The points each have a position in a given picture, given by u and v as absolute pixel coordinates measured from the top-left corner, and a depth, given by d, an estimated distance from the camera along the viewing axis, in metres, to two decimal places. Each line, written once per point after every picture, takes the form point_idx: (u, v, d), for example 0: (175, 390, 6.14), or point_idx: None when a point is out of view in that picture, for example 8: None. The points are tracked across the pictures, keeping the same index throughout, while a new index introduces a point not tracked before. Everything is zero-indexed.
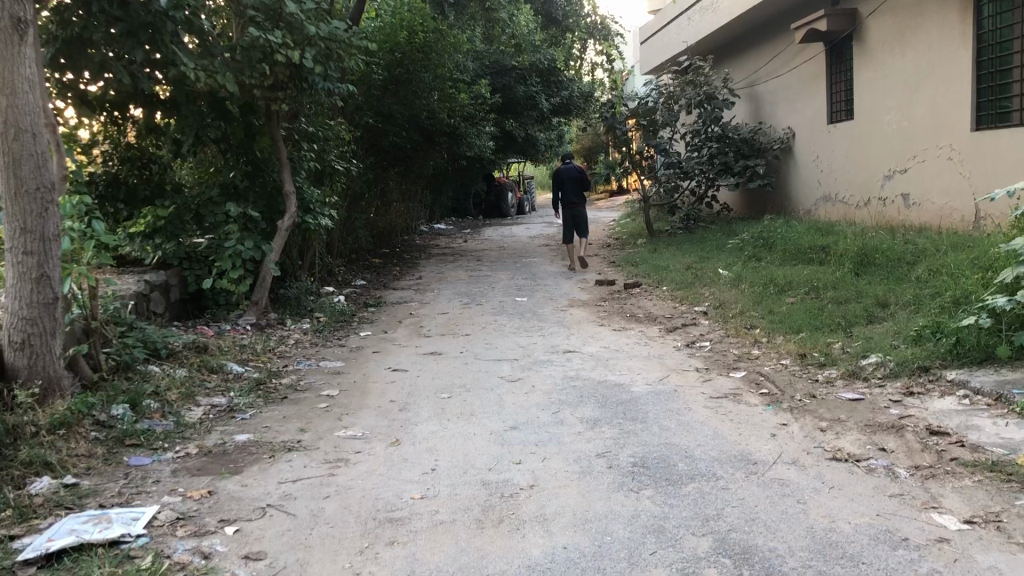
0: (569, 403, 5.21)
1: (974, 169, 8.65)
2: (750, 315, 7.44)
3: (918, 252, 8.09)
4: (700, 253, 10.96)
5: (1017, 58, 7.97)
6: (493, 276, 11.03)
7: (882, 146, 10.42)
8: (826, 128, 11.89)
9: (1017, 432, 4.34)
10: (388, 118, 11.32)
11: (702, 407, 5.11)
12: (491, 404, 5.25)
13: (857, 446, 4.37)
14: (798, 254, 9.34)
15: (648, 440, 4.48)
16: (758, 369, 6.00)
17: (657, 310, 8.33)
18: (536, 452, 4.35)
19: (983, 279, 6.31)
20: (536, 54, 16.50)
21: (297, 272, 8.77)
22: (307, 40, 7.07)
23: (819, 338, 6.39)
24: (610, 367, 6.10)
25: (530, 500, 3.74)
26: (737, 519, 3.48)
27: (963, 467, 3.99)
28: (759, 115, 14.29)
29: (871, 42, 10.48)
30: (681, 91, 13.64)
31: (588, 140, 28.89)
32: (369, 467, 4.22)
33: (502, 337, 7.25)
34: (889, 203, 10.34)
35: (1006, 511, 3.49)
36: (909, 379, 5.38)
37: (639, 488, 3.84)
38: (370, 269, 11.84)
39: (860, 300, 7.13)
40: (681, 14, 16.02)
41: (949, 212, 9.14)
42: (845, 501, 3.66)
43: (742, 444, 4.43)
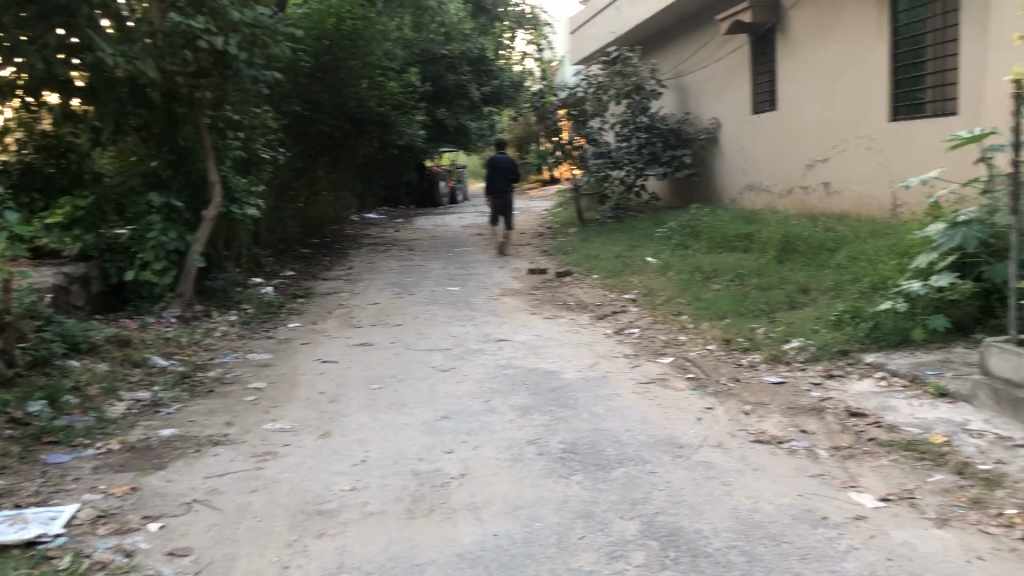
0: (501, 392, 5.23)
1: (891, 158, 8.91)
2: (678, 301, 7.58)
3: (839, 238, 8.32)
4: (631, 242, 11.08)
5: (930, 50, 8.26)
6: (425, 266, 10.99)
7: (803, 137, 10.68)
8: (750, 118, 12.14)
9: (932, 412, 4.52)
10: (316, 106, 11.19)
11: (630, 392, 5.18)
12: (423, 394, 5.24)
13: (779, 428, 4.49)
14: (724, 242, 9.51)
15: (578, 426, 4.54)
16: (685, 355, 6.11)
17: (588, 298, 8.42)
18: (467, 441, 4.36)
19: (899, 265, 6.54)
20: (466, 43, 16.47)
21: (223, 263, 8.57)
22: (230, 26, 6.93)
23: (744, 324, 6.55)
24: (541, 355, 6.14)
25: (460, 489, 3.75)
26: (663, 502, 3.55)
27: (879, 447, 4.13)
28: (684, 105, 14.55)
29: (793, 34, 10.73)
30: (610, 81, 13.73)
31: (520, 130, 28.97)
32: (297, 459, 4.17)
33: (434, 326, 7.24)
34: (811, 191, 10.61)
35: (919, 488, 3.63)
36: (829, 362, 5.54)
37: (570, 474, 3.88)
38: (299, 260, 11.68)
39: (783, 286, 7.32)
40: (609, 4, 16.13)
41: (868, 200, 9.40)
42: (767, 481, 3.76)
43: (668, 428, 4.51)
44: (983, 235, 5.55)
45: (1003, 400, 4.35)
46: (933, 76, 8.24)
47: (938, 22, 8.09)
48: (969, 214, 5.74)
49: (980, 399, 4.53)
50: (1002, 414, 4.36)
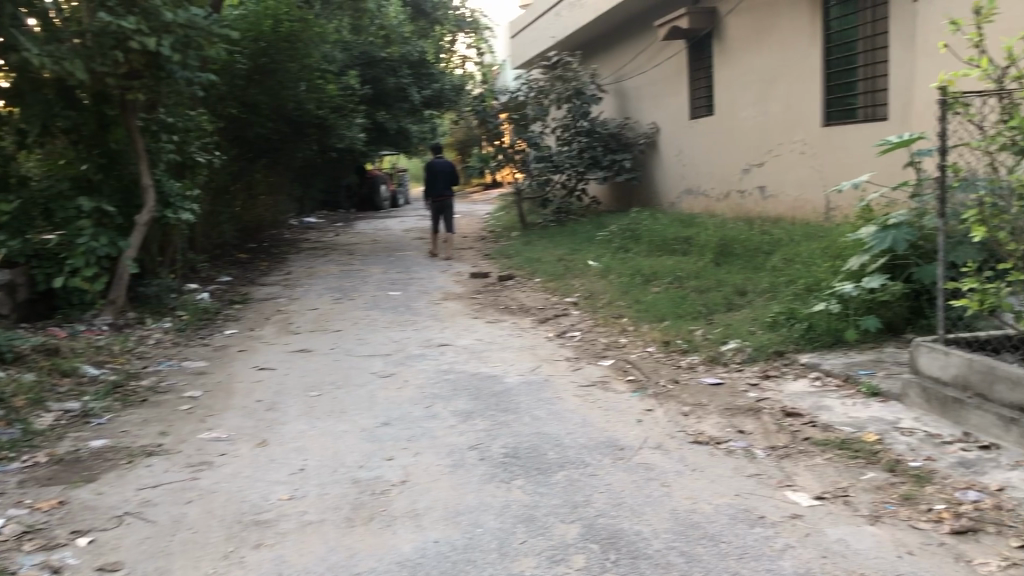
0: (442, 397, 5.19)
1: (824, 163, 9.10)
2: (618, 304, 7.63)
3: (774, 241, 8.48)
4: (572, 245, 11.14)
5: (861, 57, 8.46)
6: (365, 270, 10.90)
7: (740, 141, 10.85)
8: (688, 123, 12.31)
9: (864, 411, 4.62)
10: (252, 109, 10.92)
11: (571, 396, 5.19)
12: (363, 400, 5.19)
13: (718, 429, 4.54)
14: (663, 245, 9.62)
15: (519, 430, 4.53)
16: (625, 357, 6.15)
17: (529, 301, 8.43)
18: (408, 447, 4.32)
19: (832, 268, 6.68)
20: (405, 46, 16.31)
21: (157, 268, 8.36)
22: (164, 27, 6.77)
23: (682, 326, 6.63)
24: (483, 359, 6.13)
25: (399, 496, 3.71)
26: (603, 504, 3.56)
27: (815, 446, 4.20)
28: (624, 110, 14.67)
29: (730, 41, 10.90)
30: (551, 86, 13.70)
31: (461, 134, 28.94)
32: (234, 469, 4.09)
33: (374, 332, 7.17)
34: (747, 195, 10.79)
35: (853, 486, 3.71)
36: (766, 363, 5.64)
37: (511, 479, 3.87)
38: (236, 265, 11.49)
39: (720, 288, 7.43)
40: (550, 9, 16.19)
41: (802, 204, 9.60)
42: (706, 482, 3.80)
43: (609, 430, 4.53)
44: (912, 237, 5.69)
45: (932, 398, 4.47)
46: (864, 82, 8.45)
47: (869, 31, 8.30)
48: (899, 216, 5.88)
49: (910, 397, 4.64)
50: (930, 412, 4.47)
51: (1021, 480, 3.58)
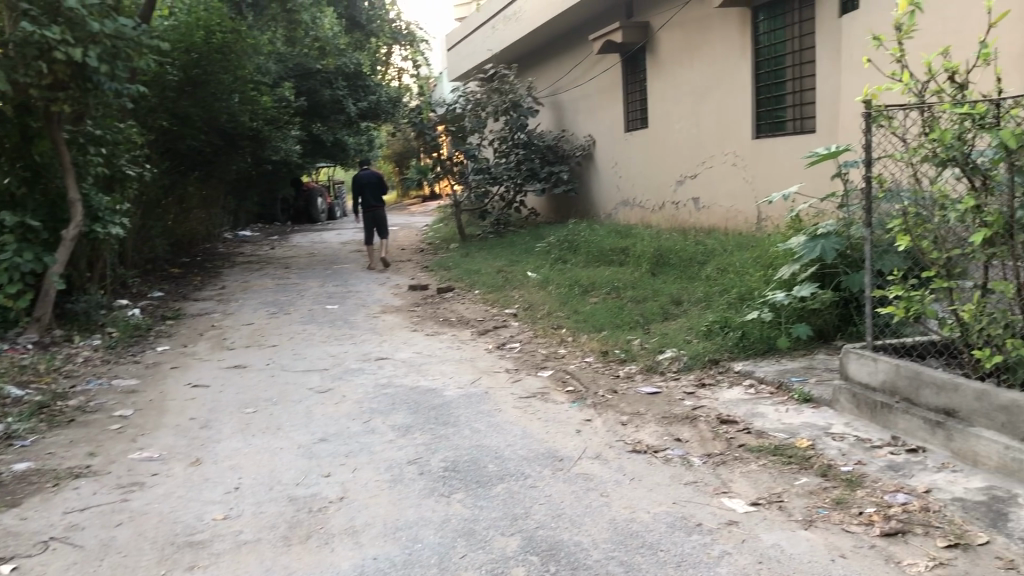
0: (381, 412, 5.15)
1: (755, 174, 9.29)
2: (556, 315, 7.67)
3: (708, 251, 8.64)
4: (511, 257, 11.16)
5: (789, 71, 8.68)
6: (302, 284, 10.78)
7: (674, 154, 11.02)
8: (623, 136, 12.47)
9: (796, 417, 4.72)
10: (184, 121, 10.64)
11: (511, 407, 5.19)
12: (299, 417, 5.11)
13: (655, 437, 4.59)
14: (600, 256, 9.71)
15: (458, 444, 4.51)
16: (564, 368, 6.17)
17: (468, 314, 8.41)
18: (346, 463, 4.27)
19: (764, 277, 6.80)
20: (341, 58, 16.19)
21: (85, 284, 8.12)
22: (90, 37, 6.60)
23: (620, 335, 6.69)
24: (421, 373, 6.10)
25: (338, 513, 3.66)
26: (543, 516, 3.56)
27: (750, 453, 4.27)
28: (560, 123, 14.79)
29: (662, 55, 11.08)
30: (488, 98, 13.66)
31: (398, 146, 28.82)
32: (166, 489, 3.99)
33: (311, 347, 7.08)
34: (681, 206, 10.96)
35: (787, 491, 3.77)
36: (701, 371, 5.73)
37: (450, 492, 3.85)
38: (167, 279, 11.25)
39: (656, 298, 7.53)
40: (486, 22, 16.24)
41: (734, 215, 9.78)
42: (644, 491, 3.83)
43: (549, 441, 4.55)
44: (840, 246, 5.83)
45: (861, 404, 4.58)
46: (793, 96, 8.66)
47: (797, 46, 8.52)
48: (828, 226, 6.02)
49: (841, 403, 4.75)
50: (861, 417, 4.59)
51: (947, 482, 3.70)
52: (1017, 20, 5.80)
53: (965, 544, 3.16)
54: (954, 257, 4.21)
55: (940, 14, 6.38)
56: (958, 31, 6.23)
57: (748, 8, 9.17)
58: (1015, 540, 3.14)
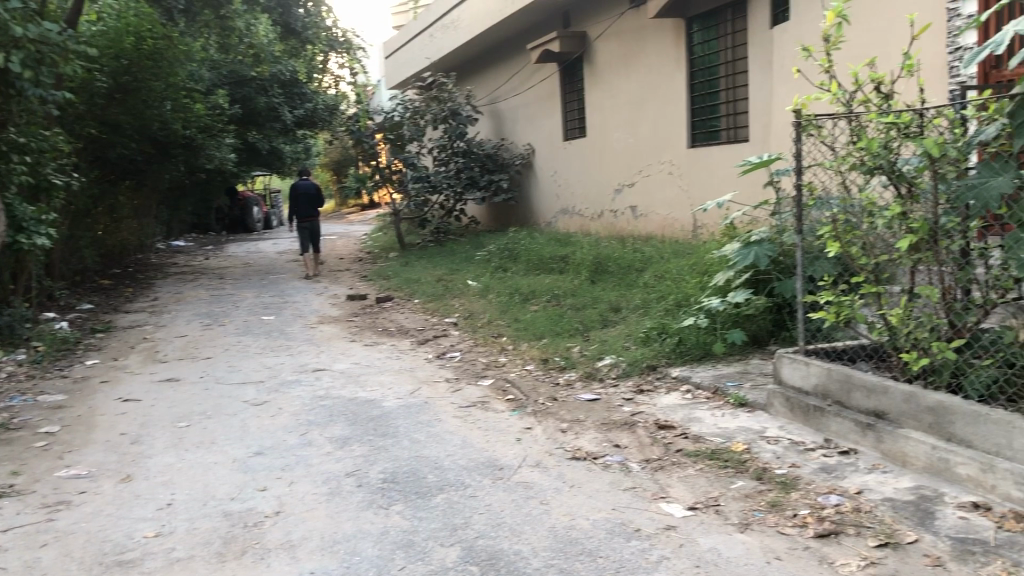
0: (318, 424, 5.07)
1: (690, 182, 9.43)
2: (497, 324, 7.66)
3: (646, 259, 8.73)
4: (451, 266, 11.12)
5: (723, 82, 8.84)
6: (237, 295, 10.59)
7: (612, 163, 11.13)
8: (562, 144, 12.55)
9: (732, 422, 4.78)
10: (114, 129, 10.37)
11: (451, 417, 5.16)
12: (233, 430, 5.00)
13: (594, 444, 4.61)
14: (540, 264, 9.75)
15: (398, 455, 4.47)
16: (504, 376, 6.17)
17: (408, 323, 8.35)
18: (282, 477, 4.20)
19: (700, 283, 6.90)
20: (277, 66, 15.98)
21: (9, 297, 7.85)
22: (13, 42, 6.39)
23: (560, 343, 6.72)
24: (360, 384, 6.02)
25: (274, 528, 3.59)
26: (483, 526, 3.54)
27: (687, 457, 4.32)
28: (500, 131, 14.84)
29: (599, 64, 11.19)
30: (426, 106, 13.59)
31: (336, 153, 28.57)
32: (94, 507, 3.87)
33: (246, 358, 6.96)
34: (619, 214, 11.07)
35: (723, 495, 3.82)
36: (639, 377, 5.78)
37: (389, 504, 3.80)
38: (97, 292, 10.97)
39: (595, 305, 7.59)
40: (424, 29, 16.19)
41: (671, 223, 9.90)
42: (583, 498, 3.84)
43: (488, 450, 4.53)
44: (773, 253, 5.93)
45: (794, 407, 4.67)
46: (726, 105, 8.82)
47: (730, 56, 8.68)
48: (761, 233, 6.13)
49: (775, 407, 4.83)
50: (795, 420, 4.67)
51: (878, 482, 3.79)
52: (938, 33, 6.00)
53: (895, 543, 3.23)
54: (882, 263, 4.32)
55: (865, 26, 6.58)
56: (883, 43, 6.42)
57: (682, 19, 9.31)
58: (942, 537, 3.22)
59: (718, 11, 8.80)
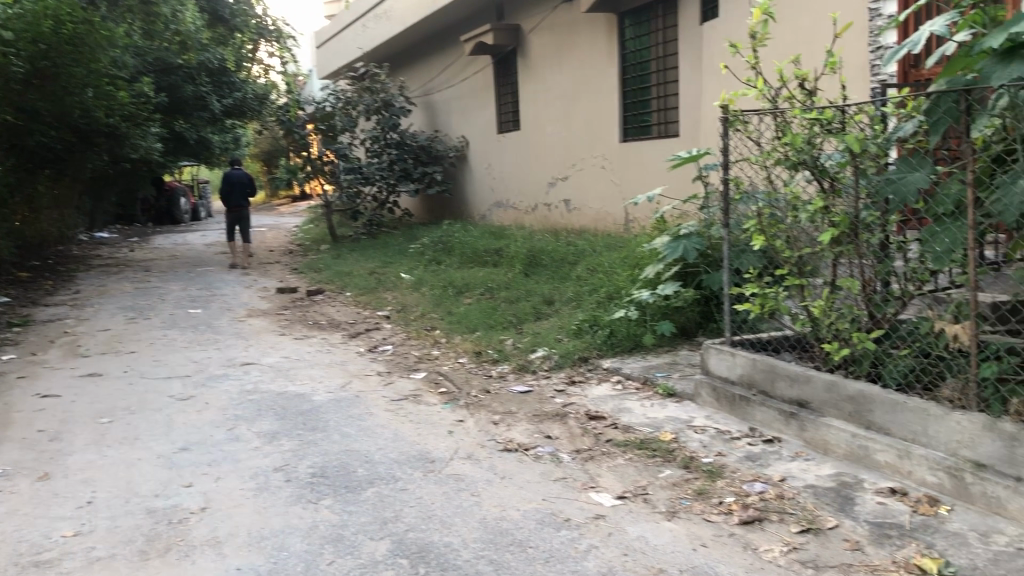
0: (246, 419, 4.99)
1: (623, 176, 9.52)
2: (430, 317, 7.64)
3: (579, 252, 8.79)
4: (383, 258, 11.03)
5: (654, 77, 8.95)
6: (164, 287, 10.35)
7: (545, 156, 11.17)
8: (496, 138, 12.56)
9: (661, 412, 4.85)
10: (31, 116, 10.13)
11: (382, 410, 5.13)
12: (158, 426, 4.89)
13: (526, 436, 4.63)
14: (474, 257, 9.74)
15: (327, 449, 4.43)
16: (437, 369, 6.15)
17: (340, 316, 8.26)
18: (208, 473, 4.12)
19: (631, 275, 6.98)
20: (203, 53, 15.25)
21: None
22: None
23: (493, 336, 6.72)
24: (290, 378, 5.94)
25: (199, 525, 3.52)
26: (413, 518, 3.53)
27: (616, 447, 4.37)
28: (434, 122, 14.77)
29: (532, 58, 11.21)
30: (358, 97, 13.48)
31: (267, 144, 28.10)
32: (10, 506, 3.75)
33: (172, 352, 6.81)
34: (553, 207, 11.12)
35: (652, 484, 3.88)
36: (571, 369, 5.82)
37: (318, 499, 3.76)
38: (15, 284, 10.58)
39: (529, 299, 7.62)
40: (356, 19, 16.03)
41: (603, 216, 9.99)
42: (514, 489, 3.86)
43: (419, 443, 4.52)
44: (701, 247, 6.04)
45: (721, 397, 4.76)
46: (656, 101, 8.93)
47: (661, 52, 8.78)
48: (690, 228, 6.22)
49: (702, 397, 4.92)
50: (721, 410, 4.76)
51: (801, 470, 3.88)
52: (860, 32, 6.16)
53: (816, 528, 3.32)
54: (806, 256, 4.42)
55: (791, 25, 6.72)
56: (808, 41, 6.57)
57: (614, 14, 9.38)
58: (861, 522, 3.32)
59: (649, 7, 8.89)
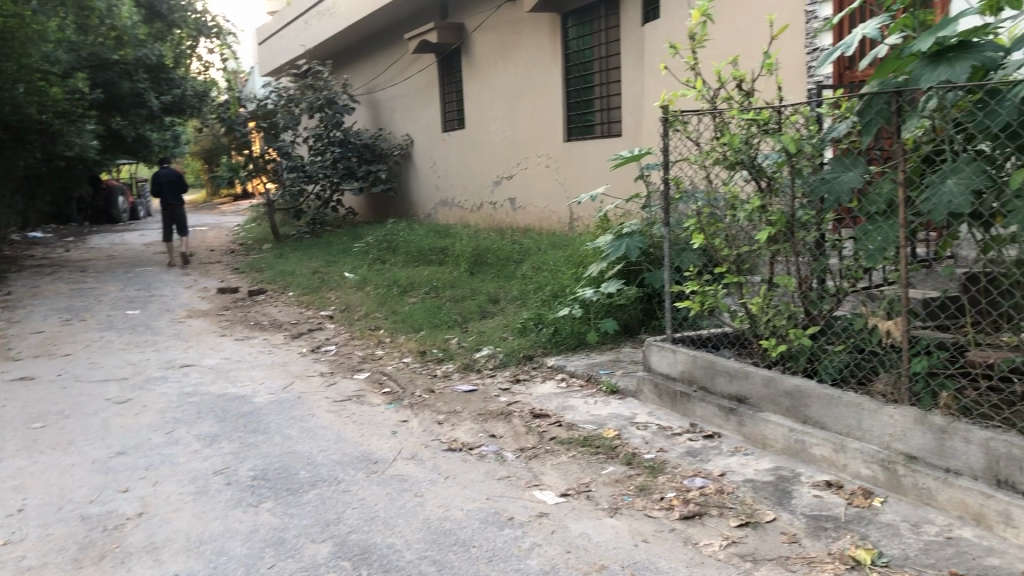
0: (185, 422, 4.90)
1: (566, 174, 9.57)
2: (374, 316, 7.58)
3: (524, 251, 8.82)
4: (327, 257, 10.92)
5: (597, 77, 9.02)
6: (100, 288, 10.12)
7: (490, 155, 11.18)
8: (441, 136, 12.53)
9: (604, 409, 4.89)
10: None
11: (325, 412, 5.08)
12: (93, 430, 4.78)
13: (470, 435, 4.63)
14: (419, 256, 9.70)
15: (269, 451, 4.37)
16: (381, 369, 6.11)
17: (282, 316, 8.16)
18: (145, 477, 4.04)
19: (575, 273, 7.02)
20: (141, 49, 14.91)
21: None
22: None
23: (438, 335, 6.70)
24: (230, 379, 5.85)
25: (136, 530, 3.45)
26: (356, 520, 3.51)
27: (560, 445, 4.39)
28: (378, 120, 14.67)
29: (477, 57, 11.22)
30: (301, 95, 13.28)
31: (208, 141, 27.63)
32: None
33: (109, 355, 6.66)
34: (498, 206, 11.13)
35: (595, 480, 3.91)
36: (516, 367, 5.84)
37: (259, 502, 3.71)
38: None
39: (474, 297, 7.62)
40: (298, 16, 15.86)
41: (548, 215, 10.02)
42: (458, 489, 3.85)
43: (363, 444, 4.49)
44: (644, 245, 6.10)
45: (662, 393, 4.81)
46: (600, 101, 9.00)
47: (603, 52, 8.85)
48: (632, 226, 6.28)
49: (644, 394, 4.97)
50: (663, 406, 4.81)
51: (740, 464, 3.95)
52: (796, 33, 6.28)
53: (754, 522, 3.38)
54: (744, 254, 4.50)
55: (730, 27, 6.83)
56: (745, 43, 6.68)
57: (558, 14, 9.43)
58: (798, 515, 3.38)
59: (592, 6, 8.94)
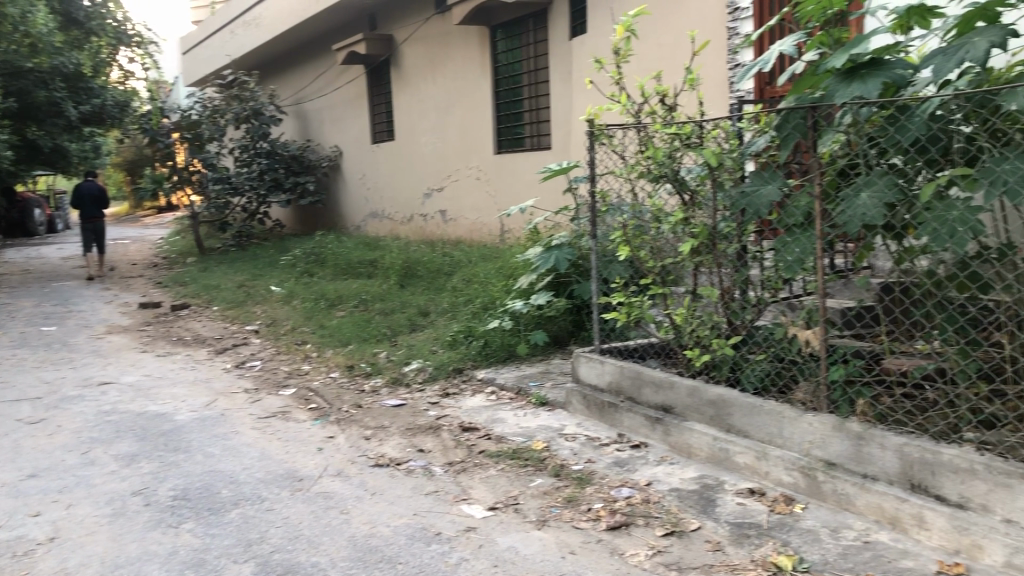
0: (102, 442, 4.74)
1: (497, 186, 9.59)
2: (301, 330, 7.47)
3: (454, 263, 8.80)
4: (253, 271, 10.74)
5: (526, 90, 9.07)
6: (14, 303, 9.76)
7: (420, 167, 11.15)
8: (370, 148, 12.45)
9: (533, 421, 4.89)
10: None
11: (248, 429, 4.97)
12: (4, 452, 4.59)
13: (398, 450, 4.58)
14: (348, 269, 9.60)
15: (190, 470, 4.26)
16: (307, 385, 6.01)
17: (206, 332, 7.97)
18: (58, 500, 3.89)
19: (505, 286, 7.03)
20: (58, 57, 14.48)
21: None
22: None
23: (366, 349, 6.63)
24: (150, 397, 5.69)
25: (47, 556, 3.32)
26: (280, 539, 3.44)
27: (489, 458, 4.37)
28: (306, 132, 14.50)
29: (406, 68, 11.19)
30: (226, 105, 13.02)
31: (130, 152, 26.95)
32: None
33: (21, 373, 6.41)
34: (428, 218, 11.11)
35: (523, 493, 3.91)
36: (445, 381, 5.80)
37: (178, 523, 3.61)
38: None
39: (403, 310, 7.56)
40: (223, 25, 15.60)
41: (479, 227, 10.03)
42: (384, 505, 3.81)
43: (288, 461, 4.41)
44: (572, 257, 6.14)
45: (590, 404, 4.84)
46: (529, 113, 9.06)
47: (533, 65, 8.91)
48: (561, 238, 6.33)
49: (573, 405, 4.99)
50: (591, 417, 4.84)
51: (666, 473, 3.99)
52: (718, 50, 6.43)
53: (679, 531, 3.41)
54: (668, 266, 4.56)
55: (654, 42, 6.96)
56: (669, 58, 6.81)
57: (486, 27, 9.46)
58: (722, 523, 3.43)
59: (520, 20, 8.99)
